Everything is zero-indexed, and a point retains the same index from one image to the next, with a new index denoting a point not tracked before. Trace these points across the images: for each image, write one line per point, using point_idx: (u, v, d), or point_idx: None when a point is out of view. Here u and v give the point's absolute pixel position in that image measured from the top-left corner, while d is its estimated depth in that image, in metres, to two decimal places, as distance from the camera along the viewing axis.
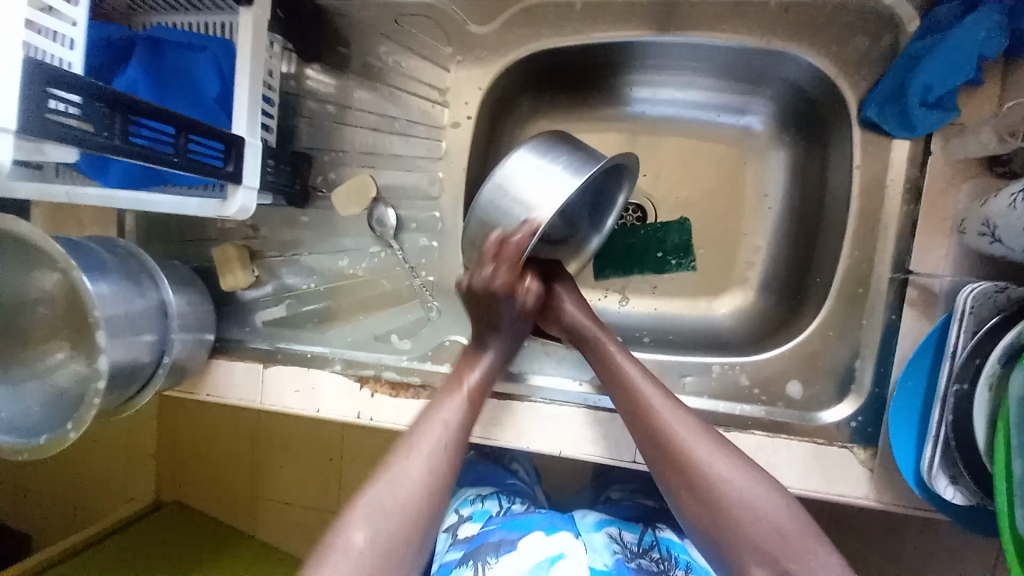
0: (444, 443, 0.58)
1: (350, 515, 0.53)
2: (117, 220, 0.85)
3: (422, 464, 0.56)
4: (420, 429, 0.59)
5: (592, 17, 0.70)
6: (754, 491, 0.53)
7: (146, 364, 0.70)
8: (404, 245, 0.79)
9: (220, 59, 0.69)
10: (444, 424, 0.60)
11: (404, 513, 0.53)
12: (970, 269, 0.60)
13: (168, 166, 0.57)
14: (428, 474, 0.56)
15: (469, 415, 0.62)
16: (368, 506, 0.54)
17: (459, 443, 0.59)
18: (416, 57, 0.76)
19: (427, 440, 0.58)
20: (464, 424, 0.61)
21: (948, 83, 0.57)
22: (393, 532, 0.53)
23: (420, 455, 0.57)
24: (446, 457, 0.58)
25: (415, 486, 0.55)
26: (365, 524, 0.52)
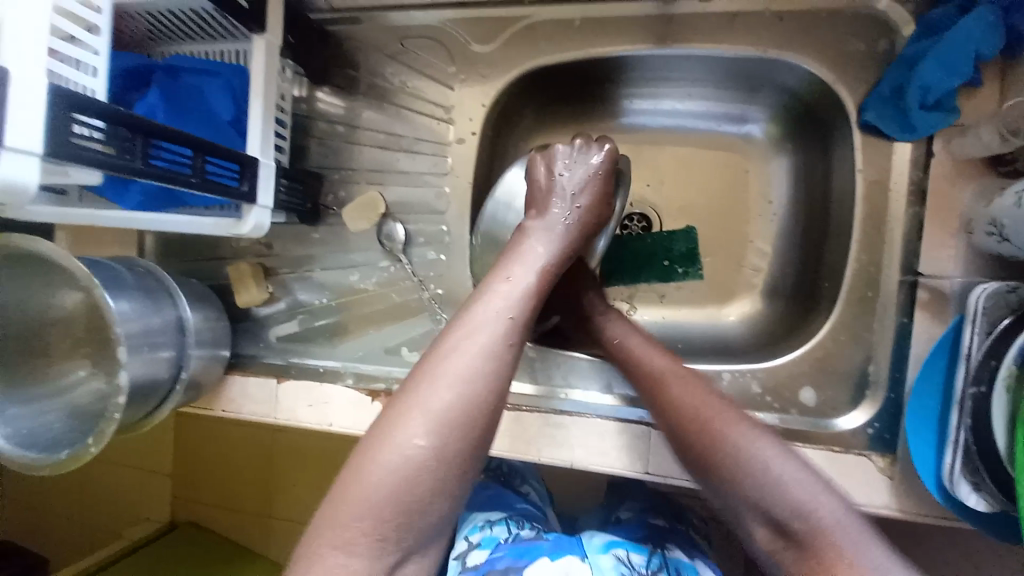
0: (502, 335, 0.51)
1: (407, 413, 0.47)
2: (137, 241, 0.88)
3: (488, 360, 0.49)
4: (484, 314, 0.52)
5: (591, 32, 0.72)
6: (792, 473, 0.49)
7: (164, 379, 0.72)
8: (412, 259, 0.80)
9: (234, 84, 0.72)
10: (495, 319, 0.52)
11: (466, 414, 0.47)
12: (981, 269, 0.59)
13: (187, 186, 0.59)
14: (495, 371, 0.49)
15: (527, 306, 0.54)
16: (426, 404, 0.47)
17: (525, 336, 0.53)
18: (421, 77, 0.79)
19: (491, 333, 0.51)
20: (531, 312, 0.54)
21: (945, 84, 0.57)
22: (455, 440, 0.47)
23: (477, 352, 0.50)
24: (503, 351, 0.50)
25: (479, 385, 0.48)
26: (426, 428, 0.46)
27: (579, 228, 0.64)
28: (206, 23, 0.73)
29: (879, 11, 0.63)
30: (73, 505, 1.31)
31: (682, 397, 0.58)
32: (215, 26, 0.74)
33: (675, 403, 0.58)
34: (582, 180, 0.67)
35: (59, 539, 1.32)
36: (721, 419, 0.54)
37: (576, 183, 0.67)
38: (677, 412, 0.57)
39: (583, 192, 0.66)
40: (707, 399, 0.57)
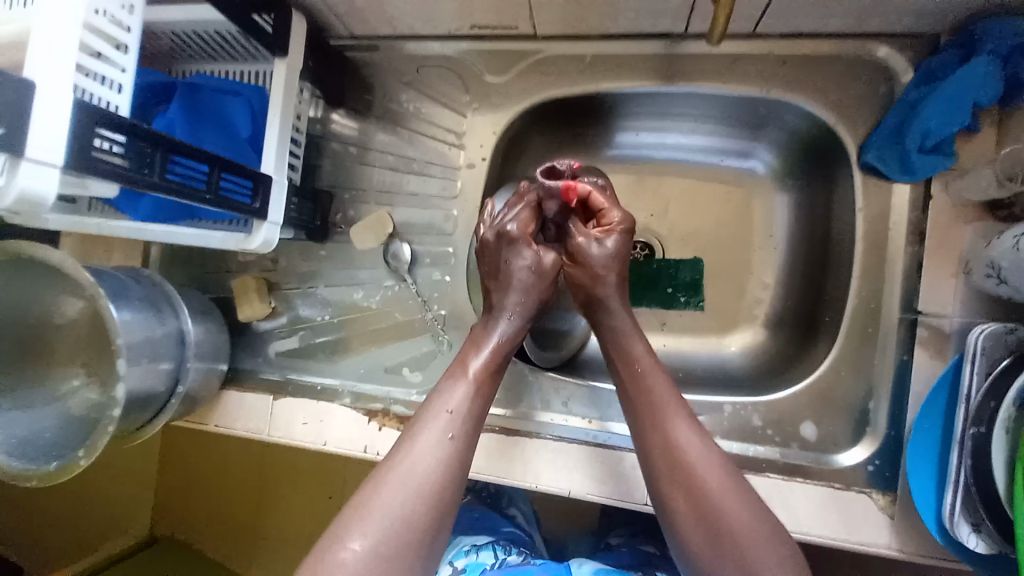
0: (450, 432, 0.57)
1: (351, 522, 0.52)
2: (143, 250, 0.89)
3: (427, 464, 0.55)
4: (427, 420, 0.58)
5: (601, 68, 0.75)
6: (736, 505, 0.53)
7: (161, 391, 0.71)
8: (417, 279, 0.81)
9: (254, 102, 0.74)
10: (445, 414, 0.58)
11: (407, 518, 0.52)
12: (980, 310, 0.60)
13: (200, 201, 0.60)
14: (435, 474, 0.55)
15: (476, 399, 0.60)
16: (371, 513, 0.52)
17: (464, 433, 0.58)
18: (435, 104, 0.81)
19: (432, 439, 0.57)
20: (471, 412, 0.59)
21: (946, 128, 0.59)
22: (396, 541, 0.51)
23: (430, 450, 0.56)
24: (450, 447, 0.56)
25: (421, 487, 0.54)
26: (365, 535, 0.51)
27: (528, 291, 0.65)
28: (231, 44, 0.76)
29: (877, 59, 0.66)
30: (47, 520, 1.26)
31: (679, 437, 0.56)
32: (240, 46, 0.76)
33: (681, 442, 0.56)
34: (511, 279, 0.65)
35: (34, 550, 1.27)
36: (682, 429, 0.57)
37: (504, 282, 0.65)
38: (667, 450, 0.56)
39: (511, 288, 0.65)
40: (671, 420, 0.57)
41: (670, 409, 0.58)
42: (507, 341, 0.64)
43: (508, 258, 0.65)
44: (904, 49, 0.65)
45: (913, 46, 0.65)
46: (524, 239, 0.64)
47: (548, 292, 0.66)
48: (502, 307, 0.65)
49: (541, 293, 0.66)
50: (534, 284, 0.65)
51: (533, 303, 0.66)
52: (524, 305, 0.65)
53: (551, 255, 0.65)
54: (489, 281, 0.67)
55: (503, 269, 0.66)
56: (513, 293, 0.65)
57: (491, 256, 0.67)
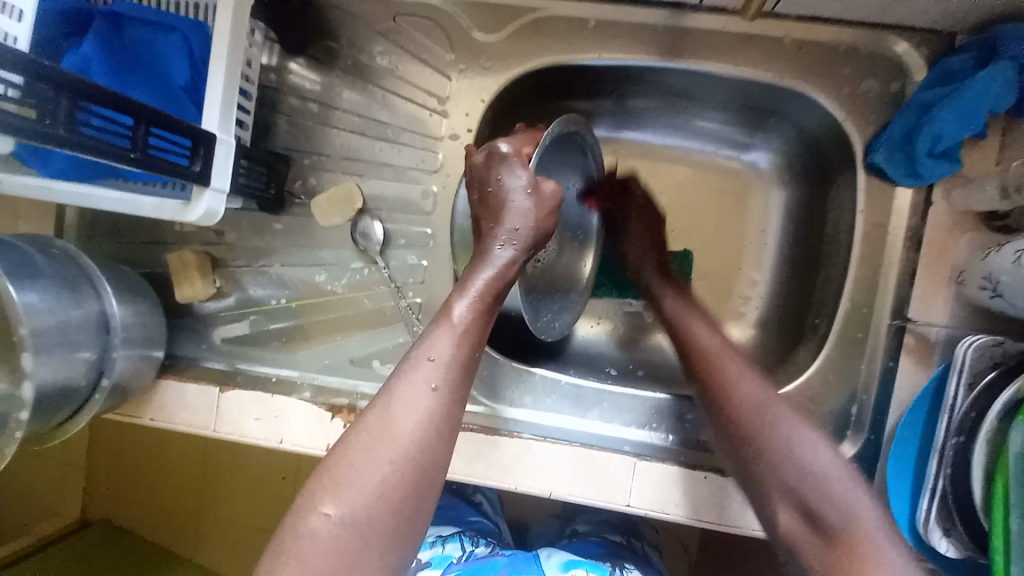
0: (433, 383, 0.51)
1: (323, 487, 0.47)
2: (56, 214, 0.75)
3: (407, 424, 0.49)
4: (406, 371, 0.51)
5: (605, 36, 0.67)
6: (800, 440, 0.52)
7: (80, 386, 0.61)
8: (390, 262, 0.72)
9: (190, 40, 0.61)
10: (430, 363, 0.51)
11: (381, 486, 0.47)
12: (968, 321, 0.61)
13: (125, 163, 0.49)
14: (417, 434, 0.49)
15: (463, 347, 0.53)
16: (345, 476, 0.47)
17: (447, 385, 0.51)
18: (414, 61, 0.71)
19: (412, 392, 0.50)
20: (458, 362, 0.52)
21: (957, 134, 0.57)
22: (375, 505, 0.46)
23: (408, 406, 0.50)
24: (432, 402, 0.50)
25: (400, 449, 0.48)
26: (338, 500, 0.46)
27: (525, 218, 0.58)
28: None
29: (894, 53, 0.63)
30: None
31: (734, 378, 0.58)
32: None
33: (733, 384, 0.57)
34: (504, 207, 0.58)
35: None
36: (745, 384, 0.57)
37: (496, 209, 0.58)
38: (722, 394, 0.58)
39: (506, 212, 0.58)
40: (728, 369, 0.59)
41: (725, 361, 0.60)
42: (499, 274, 0.57)
43: (500, 180, 0.58)
44: (921, 45, 0.62)
45: (930, 42, 0.62)
46: (522, 158, 0.58)
47: (550, 221, 0.60)
48: (495, 235, 0.58)
49: (545, 224, 0.59)
50: (531, 214, 0.58)
51: (536, 232, 0.59)
52: (522, 233, 0.58)
53: (553, 185, 0.59)
54: (482, 208, 0.60)
55: (492, 194, 0.59)
56: (512, 214, 0.57)
57: (480, 181, 0.60)
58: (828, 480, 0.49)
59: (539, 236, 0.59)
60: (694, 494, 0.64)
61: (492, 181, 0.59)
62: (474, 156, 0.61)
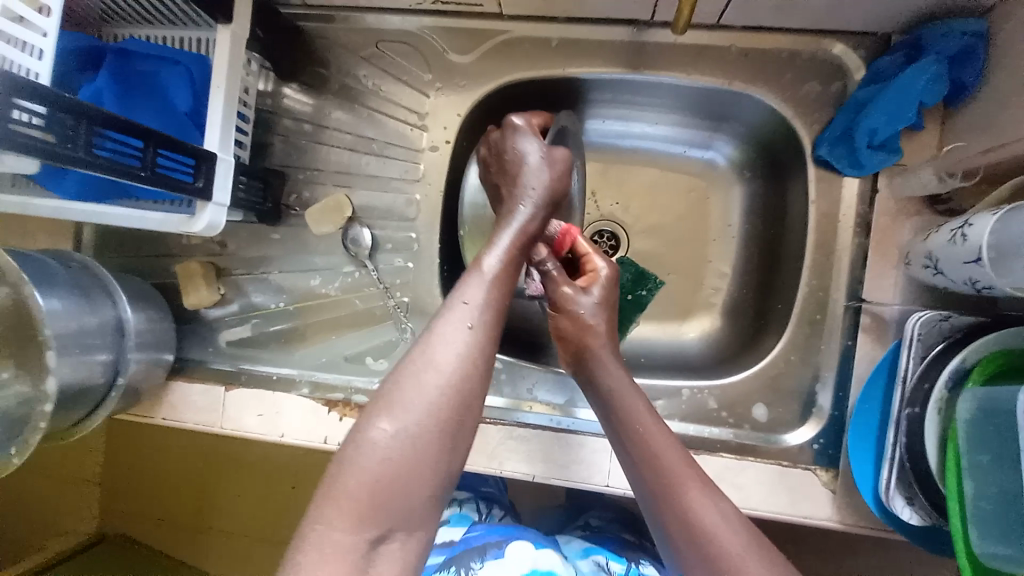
0: (472, 322, 0.54)
1: (378, 406, 0.50)
2: (75, 232, 0.82)
3: (452, 355, 0.52)
4: (449, 310, 0.55)
5: (568, 52, 0.74)
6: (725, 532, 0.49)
7: (98, 385, 0.67)
8: (378, 266, 0.78)
9: (193, 72, 0.68)
10: (470, 304, 0.55)
11: (431, 407, 0.49)
12: (917, 299, 0.64)
13: (135, 180, 0.56)
14: (460, 366, 0.52)
15: (496, 294, 0.57)
16: (398, 396, 0.49)
17: (483, 323, 0.55)
18: (396, 82, 0.78)
19: (454, 327, 0.53)
20: (491, 306, 0.56)
21: (891, 127, 0.62)
22: (426, 427, 0.49)
23: (450, 340, 0.52)
24: (474, 337, 0.53)
25: (445, 379, 0.51)
26: (393, 417, 0.48)
27: (541, 185, 0.65)
28: (167, 8, 0.69)
29: (832, 55, 0.68)
30: None
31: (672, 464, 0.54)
32: (177, 11, 0.70)
33: (660, 466, 0.54)
34: (524, 165, 0.66)
35: None
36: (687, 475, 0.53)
37: (515, 172, 0.67)
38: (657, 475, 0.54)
39: (525, 175, 0.66)
40: (663, 453, 0.55)
41: (661, 441, 0.56)
42: (520, 235, 0.62)
43: (517, 147, 0.67)
44: (856, 47, 0.67)
45: (865, 44, 0.67)
46: (530, 129, 0.68)
47: (562, 183, 0.67)
48: (517, 196, 0.65)
49: (558, 183, 0.66)
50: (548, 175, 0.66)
51: (550, 192, 0.66)
52: (541, 186, 0.65)
53: (564, 150, 0.68)
54: (501, 164, 0.69)
55: (510, 162, 0.68)
56: (529, 172, 0.66)
57: (498, 151, 0.69)
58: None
59: (552, 198, 0.66)
60: None
61: (511, 149, 0.68)
62: (492, 135, 0.71)
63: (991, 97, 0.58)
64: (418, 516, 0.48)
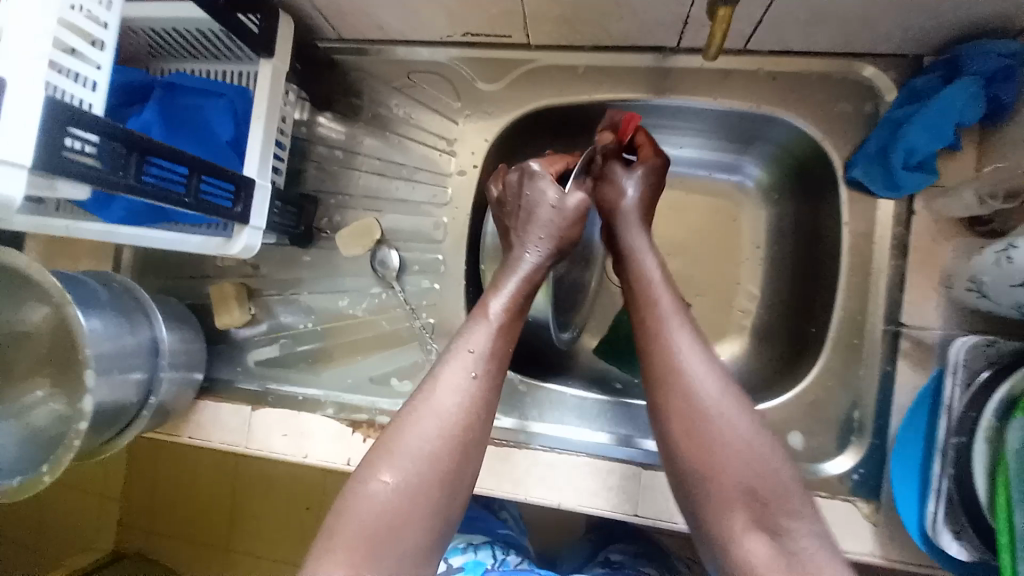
0: (474, 370, 0.56)
1: (381, 454, 0.53)
2: (114, 254, 0.85)
3: (454, 403, 0.54)
4: (449, 360, 0.57)
5: (595, 78, 0.75)
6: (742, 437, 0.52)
7: (131, 403, 0.68)
8: (405, 287, 0.79)
9: (235, 104, 0.71)
10: (473, 353, 0.57)
11: (432, 455, 0.52)
12: (960, 323, 0.62)
13: (178, 205, 0.58)
14: (461, 414, 0.54)
15: (499, 342, 0.59)
16: (399, 446, 0.52)
17: (486, 371, 0.57)
18: (426, 110, 0.80)
19: (453, 376, 0.56)
20: (492, 354, 0.58)
21: (929, 146, 0.61)
22: (426, 475, 0.51)
23: (451, 389, 0.55)
24: (475, 385, 0.56)
25: (446, 427, 0.53)
26: (393, 466, 0.51)
27: (553, 232, 0.65)
28: (212, 44, 0.73)
29: (864, 76, 0.69)
30: (20, 534, 1.21)
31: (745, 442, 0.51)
32: (221, 46, 0.74)
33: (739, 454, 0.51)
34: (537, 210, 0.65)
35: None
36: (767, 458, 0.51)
37: (528, 219, 0.65)
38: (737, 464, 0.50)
39: (534, 222, 0.65)
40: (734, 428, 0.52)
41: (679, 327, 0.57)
42: (525, 282, 0.63)
43: (535, 192, 0.65)
44: (888, 68, 0.67)
45: (895, 67, 0.67)
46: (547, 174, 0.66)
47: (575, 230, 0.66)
48: (527, 242, 0.65)
49: (572, 233, 0.66)
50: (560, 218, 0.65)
51: (563, 235, 0.65)
52: (550, 231, 0.65)
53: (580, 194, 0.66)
54: (510, 201, 0.68)
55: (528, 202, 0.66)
56: (539, 218, 0.65)
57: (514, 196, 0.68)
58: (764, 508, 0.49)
59: (568, 238, 0.66)
60: None
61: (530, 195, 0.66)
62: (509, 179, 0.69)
63: None
64: (417, 563, 0.50)
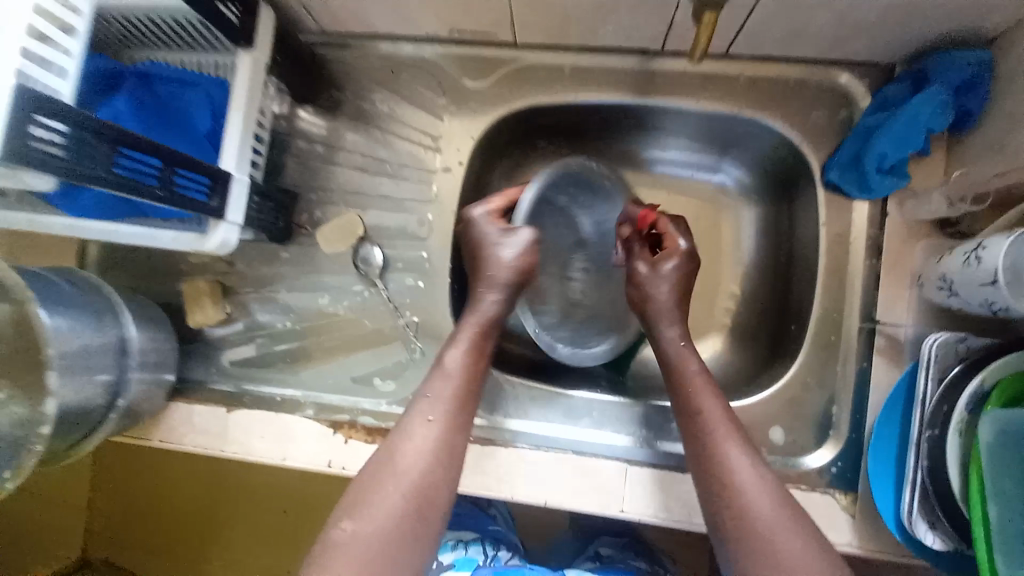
0: (432, 415, 0.58)
1: (345, 503, 0.55)
2: (80, 250, 0.81)
3: (413, 449, 0.56)
4: (409, 410, 0.59)
5: (580, 78, 0.76)
6: (744, 468, 0.56)
7: (97, 405, 0.65)
8: (388, 285, 0.78)
9: (213, 96, 0.69)
10: (433, 400, 0.59)
11: (391, 501, 0.54)
12: (931, 320, 0.64)
13: (151, 199, 0.55)
14: (421, 459, 0.56)
15: (459, 387, 0.60)
16: (360, 494, 0.54)
17: (444, 416, 0.58)
18: (410, 105, 0.79)
19: (413, 428, 0.57)
20: (453, 398, 0.59)
21: (900, 152, 0.64)
22: (385, 520, 0.53)
23: (411, 436, 0.57)
24: (434, 431, 0.57)
25: (405, 473, 0.55)
26: (353, 515, 0.53)
27: (506, 270, 0.64)
28: (187, 32, 0.70)
29: (840, 83, 0.71)
30: None
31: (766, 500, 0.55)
32: (197, 36, 0.71)
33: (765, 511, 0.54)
34: (494, 269, 0.64)
35: None
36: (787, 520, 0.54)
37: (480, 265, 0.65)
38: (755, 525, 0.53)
39: (490, 266, 0.64)
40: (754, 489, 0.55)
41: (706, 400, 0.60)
42: (482, 323, 0.63)
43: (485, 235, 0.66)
44: (863, 75, 0.70)
45: (868, 74, 0.70)
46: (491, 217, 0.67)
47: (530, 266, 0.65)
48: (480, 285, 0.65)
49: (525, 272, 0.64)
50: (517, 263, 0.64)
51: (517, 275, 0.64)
52: (499, 272, 0.64)
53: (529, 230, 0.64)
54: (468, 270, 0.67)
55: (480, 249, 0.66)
56: (489, 260, 0.64)
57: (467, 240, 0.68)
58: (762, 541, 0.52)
59: (523, 277, 0.65)
60: (683, 497, 0.66)
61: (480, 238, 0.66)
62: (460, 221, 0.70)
63: (994, 125, 0.60)
64: None
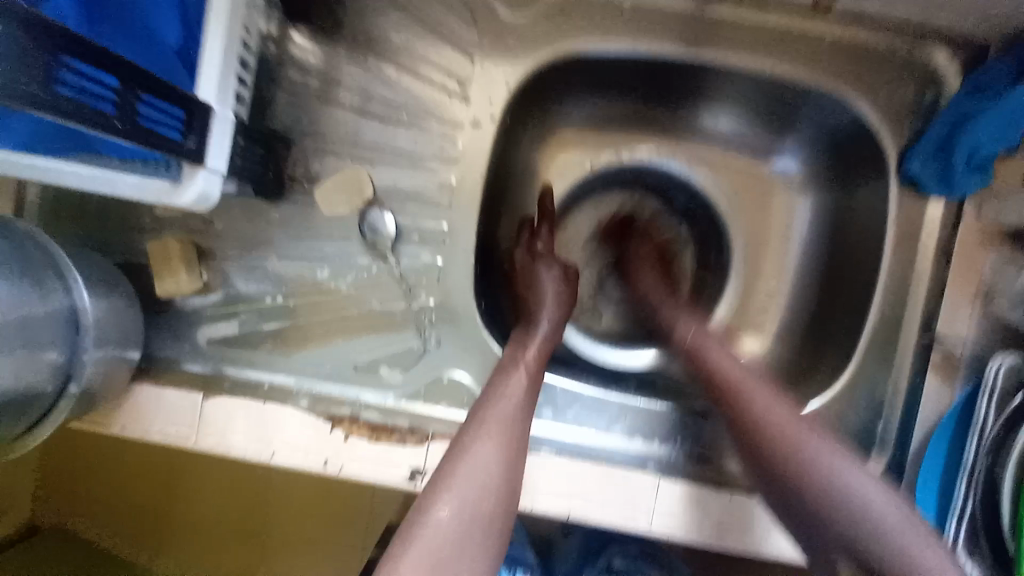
0: (516, 412, 0.54)
1: (436, 486, 0.49)
2: (15, 193, 0.66)
3: (496, 441, 0.52)
4: (486, 401, 0.55)
5: (639, 25, 0.65)
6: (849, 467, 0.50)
7: (43, 391, 0.53)
8: (400, 259, 0.67)
9: (187, 2, 0.54)
10: (511, 396, 0.55)
11: (483, 489, 0.49)
12: (995, 335, 0.60)
13: (111, 133, 0.42)
14: (506, 454, 0.52)
15: (531, 390, 0.57)
16: (453, 477, 0.49)
17: (523, 414, 0.55)
18: (434, 43, 0.66)
19: (497, 416, 0.53)
20: (527, 400, 0.56)
21: (995, 145, 0.56)
22: (479, 507, 0.48)
23: (495, 425, 0.53)
24: (517, 425, 0.54)
25: (493, 465, 0.50)
26: (449, 498, 0.48)
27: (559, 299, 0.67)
28: None
29: (932, 63, 0.63)
30: None
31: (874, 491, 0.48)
32: None
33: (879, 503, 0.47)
34: (546, 296, 0.66)
35: None
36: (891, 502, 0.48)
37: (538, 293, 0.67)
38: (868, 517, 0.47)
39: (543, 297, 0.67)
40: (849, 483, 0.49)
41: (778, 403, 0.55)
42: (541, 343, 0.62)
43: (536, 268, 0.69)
44: (956, 55, 0.62)
45: (962, 54, 0.62)
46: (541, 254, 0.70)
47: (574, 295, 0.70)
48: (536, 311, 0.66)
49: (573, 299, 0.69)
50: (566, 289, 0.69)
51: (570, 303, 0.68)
52: (556, 299, 0.67)
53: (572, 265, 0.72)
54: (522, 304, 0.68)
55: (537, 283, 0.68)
56: (541, 291, 0.67)
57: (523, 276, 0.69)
58: (890, 535, 0.46)
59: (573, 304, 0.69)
60: (717, 513, 0.61)
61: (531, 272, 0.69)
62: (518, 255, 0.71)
63: None
64: None
